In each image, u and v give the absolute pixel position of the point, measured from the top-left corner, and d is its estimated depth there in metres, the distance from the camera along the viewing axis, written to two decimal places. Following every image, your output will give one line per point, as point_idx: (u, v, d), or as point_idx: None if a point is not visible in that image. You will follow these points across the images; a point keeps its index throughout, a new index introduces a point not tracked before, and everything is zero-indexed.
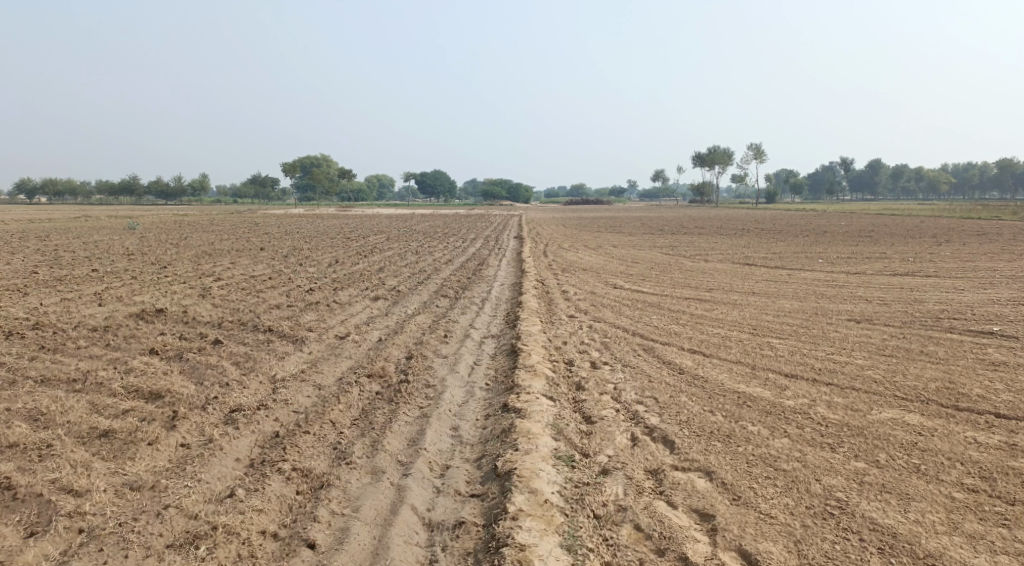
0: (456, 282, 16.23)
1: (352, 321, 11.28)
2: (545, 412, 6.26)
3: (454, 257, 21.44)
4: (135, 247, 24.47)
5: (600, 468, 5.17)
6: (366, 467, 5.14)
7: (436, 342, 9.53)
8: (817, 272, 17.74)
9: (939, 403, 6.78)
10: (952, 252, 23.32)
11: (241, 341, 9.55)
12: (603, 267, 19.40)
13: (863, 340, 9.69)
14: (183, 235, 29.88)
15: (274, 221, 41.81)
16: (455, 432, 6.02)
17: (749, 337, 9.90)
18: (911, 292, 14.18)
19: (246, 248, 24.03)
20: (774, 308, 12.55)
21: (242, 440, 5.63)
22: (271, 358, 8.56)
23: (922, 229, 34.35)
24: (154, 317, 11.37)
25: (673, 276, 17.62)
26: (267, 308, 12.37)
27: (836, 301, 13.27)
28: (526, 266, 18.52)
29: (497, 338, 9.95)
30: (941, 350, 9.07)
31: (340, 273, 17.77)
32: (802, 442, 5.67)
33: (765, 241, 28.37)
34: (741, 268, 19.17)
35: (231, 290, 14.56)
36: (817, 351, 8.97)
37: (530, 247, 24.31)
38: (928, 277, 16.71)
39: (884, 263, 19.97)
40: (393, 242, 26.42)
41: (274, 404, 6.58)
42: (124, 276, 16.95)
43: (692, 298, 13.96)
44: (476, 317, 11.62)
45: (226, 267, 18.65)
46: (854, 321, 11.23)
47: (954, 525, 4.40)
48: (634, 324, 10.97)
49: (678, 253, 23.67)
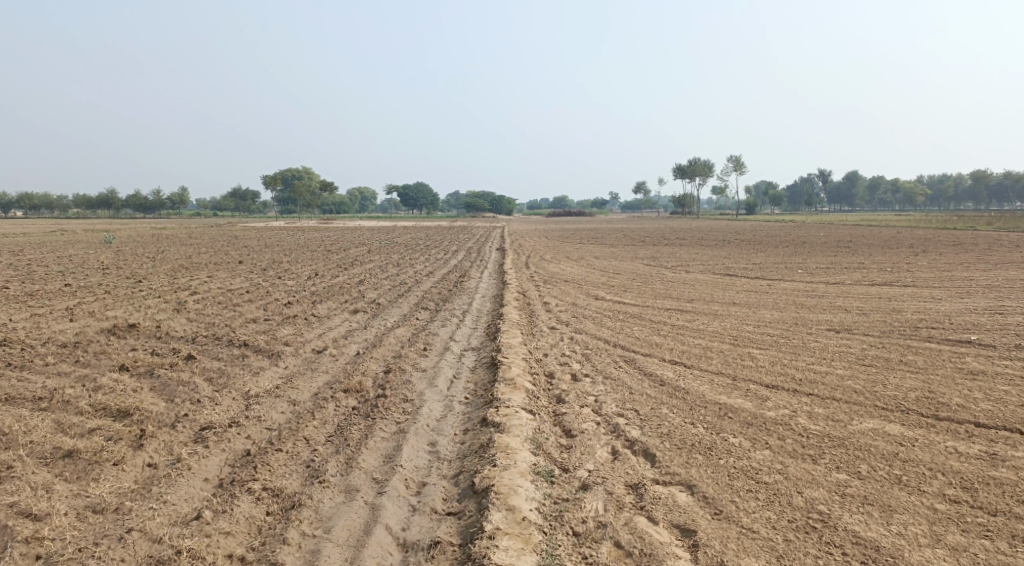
0: (436, 294, 16.11)
1: (330, 335, 11.13)
2: (524, 426, 6.16)
3: (436, 269, 21.32)
4: (111, 262, 24.14)
5: (580, 483, 5.07)
6: (339, 485, 5.01)
7: (414, 355, 9.41)
8: (797, 283, 17.80)
9: (920, 413, 6.76)
10: (930, 262, 23.53)
11: (215, 357, 9.37)
12: (585, 279, 19.36)
13: (843, 349, 9.69)
14: (161, 249, 29.55)
15: (255, 234, 41.41)
16: (433, 448, 5.90)
17: (730, 348, 9.87)
18: (890, 302, 14.25)
19: (224, 261, 23.77)
20: (754, 319, 12.55)
21: (212, 460, 5.48)
22: (245, 374, 8.40)
23: (900, 240, 34.71)
24: (127, 333, 11.15)
25: (654, 287, 17.61)
26: (243, 322, 12.19)
27: (816, 311, 13.30)
28: (507, 278, 18.45)
29: (477, 351, 9.84)
30: (921, 360, 9.09)
31: (319, 286, 17.59)
32: (784, 453, 5.61)
33: (745, 251, 28.52)
34: (722, 279, 19.21)
35: (208, 304, 14.35)
36: (798, 361, 8.95)
37: (511, 258, 24.23)
38: (906, 287, 16.82)
39: (863, 273, 20.11)
40: (374, 255, 26.24)
41: (247, 421, 6.44)
42: (99, 291, 16.66)
43: (673, 309, 13.94)
44: (456, 330, 11.50)
45: (203, 281, 18.42)
46: (834, 331, 11.24)
47: (937, 538, 4.33)
48: (615, 335, 10.91)
49: (660, 264, 23.70)
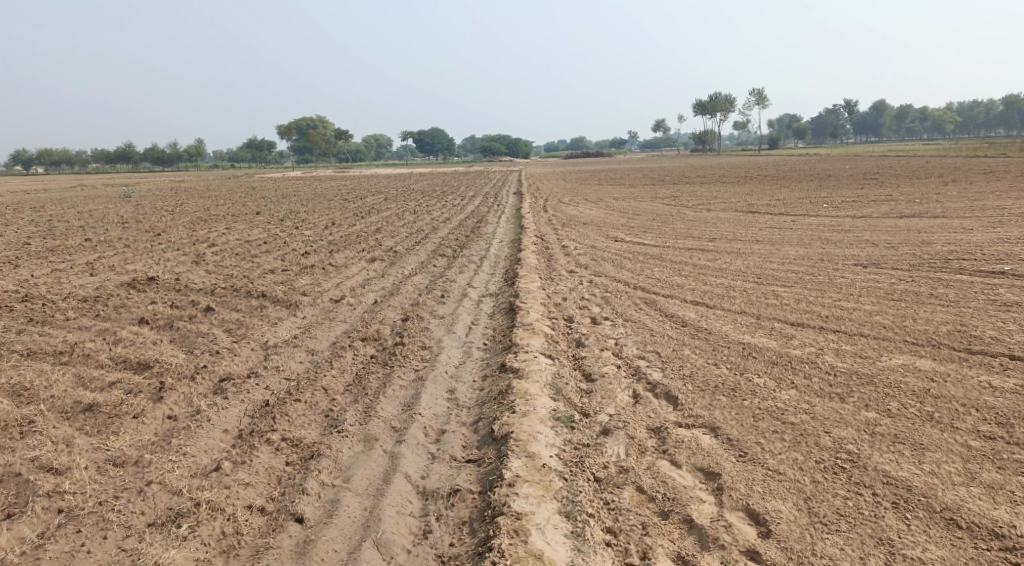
0: (454, 240, 15.95)
1: (348, 283, 11.08)
2: (544, 371, 6.06)
3: (453, 215, 21.11)
4: (130, 216, 24.20)
5: (601, 428, 4.98)
6: (357, 435, 4.96)
7: (432, 302, 9.32)
8: (822, 218, 17.36)
9: (951, 347, 6.57)
10: (960, 192, 22.80)
11: (233, 308, 9.35)
12: (604, 220, 19.07)
13: (870, 284, 9.44)
14: (179, 202, 29.58)
15: (272, 184, 41.28)
16: (451, 395, 5.85)
17: (754, 287, 9.65)
18: (919, 234, 13.84)
19: (242, 213, 23.72)
20: (778, 256, 12.26)
21: (231, 411, 5.46)
22: (264, 324, 8.38)
23: (929, 170, 33.68)
24: (146, 286, 11.17)
25: (675, 227, 17.29)
26: (261, 273, 12.16)
27: (842, 246, 12.96)
28: (525, 222, 18.20)
29: (495, 296, 9.73)
30: (951, 292, 8.83)
31: (336, 235, 17.50)
32: (810, 392, 5.47)
33: (768, 187, 27.94)
34: (745, 216, 18.82)
35: (226, 256, 14.33)
36: (824, 298, 8.73)
37: (529, 202, 23.93)
38: (936, 218, 16.35)
39: (890, 205, 19.56)
40: (391, 202, 26.04)
41: (265, 372, 6.41)
42: (118, 245, 16.69)
43: (694, 249, 13.67)
44: (474, 276, 11.37)
45: (220, 233, 18.39)
46: (861, 265, 10.95)
47: (972, 476, 4.20)
48: (636, 277, 10.73)
49: (680, 203, 23.28)
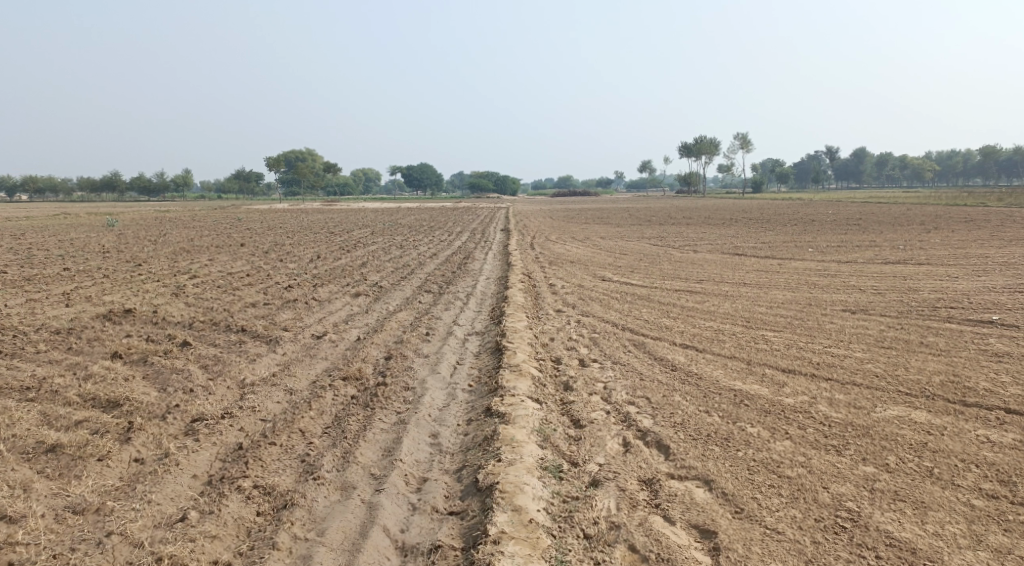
0: (441, 276, 15.77)
1: (330, 319, 10.84)
2: (531, 416, 5.85)
3: (440, 251, 20.97)
4: (111, 245, 23.90)
5: (590, 479, 4.78)
6: (334, 483, 4.72)
7: (417, 341, 9.11)
8: (808, 262, 17.40)
9: (946, 399, 6.43)
10: (943, 239, 23.02)
11: (211, 343, 9.09)
12: (591, 260, 19.00)
13: (860, 331, 9.34)
14: (163, 232, 29.30)
15: (258, 216, 41.08)
16: (435, 440, 5.61)
17: (743, 331, 9.53)
18: (905, 281, 13.85)
19: (226, 245, 23.48)
20: (766, 300, 12.19)
21: (202, 455, 5.20)
22: (242, 361, 8.13)
23: (910, 217, 34.15)
24: (122, 319, 10.87)
25: (662, 267, 17.24)
26: (242, 306, 11.90)
27: (829, 291, 12.93)
28: (512, 260, 18.10)
29: (481, 336, 9.52)
30: (942, 341, 8.74)
31: (321, 269, 17.28)
32: (806, 444, 5.30)
33: (754, 230, 28.10)
34: (731, 258, 18.83)
35: (207, 288, 14.06)
36: (814, 344, 8.61)
37: (517, 240, 23.87)
38: (921, 265, 16.41)
39: (875, 251, 19.66)
40: (377, 237, 25.90)
41: (241, 412, 6.15)
42: (97, 275, 16.37)
43: (681, 290, 13.59)
44: (460, 314, 11.18)
45: (203, 265, 18.14)
46: (850, 311, 10.88)
47: (977, 538, 4.03)
48: (623, 318, 10.57)
49: (666, 244, 23.31)
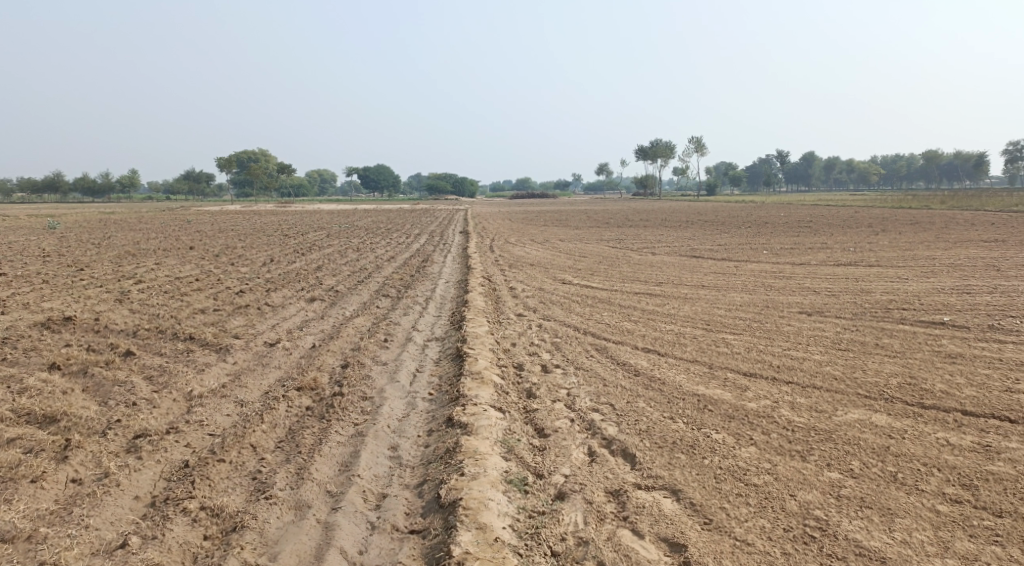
0: (398, 280, 15.50)
1: (284, 325, 10.52)
2: (493, 426, 5.70)
3: (397, 254, 20.67)
4: (53, 249, 22.99)
5: (555, 492, 4.64)
6: (287, 502, 4.50)
7: (375, 348, 8.87)
8: (763, 264, 17.62)
9: (905, 401, 6.48)
10: (891, 241, 23.60)
11: (157, 353, 8.71)
12: (550, 262, 18.93)
13: (817, 333, 9.42)
14: (108, 235, 28.34)
15: (210, 218, 40.06)
16: (394, 453, 5.42)
17: (703, 334, 9.53)
18: (858, 283, 14.09)
19: (175, 248, 22.79)
20: (724, 302, 12.25)
21: (145, 476, 4.92)
22: (190, 371, 7.79)
23: (859, 219, 35.02)
24: (62, 327, 10.38)
25: (621, 270, 17.26)
26: (191, 313, 11.48)
27: (785, 293, 13.08)
28: (471, 262, 17.92)
29: (441, 341, 9.33)
30: (897, 343, 8.86)
31: (274, 273, 16.84)
32: (771, 450, 5.25)
33: (710, 233, 28.46)
34: (689, 260, 18.97)
35: (154, 294, 13.56)
36: (774, 347, 8.64)
37: (475, 242, 23.70)
38: (872, 267, 16.76)
39: (827, 253, 20.03)
40: (333, 239, 25.44)
41: (188, 427, 5.86)
42: (36, 281, 15.67)
43: (641, 293, 13.59)
44: (419, 318, 10.96)
45: (150, 269, 17.53)
46: (806, 313, 11.00)
47: (945, 545, 4.02)
48: (584, 322, 10.49)
49: (624, 246, 23.42)
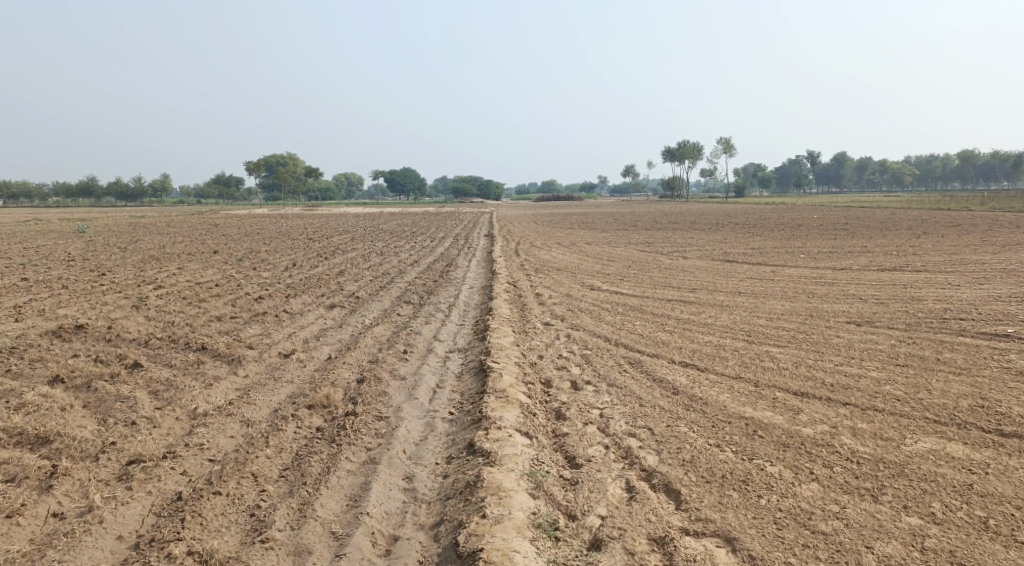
0: (421, 285, 15.00)
1: (300, 334, 10.06)
2: (519, 456, 5.12)
3: (422, 257, 20.22)
4: (78, 253, 22.92)
5: (589, 538, 4.16)
6: (287, 548, 4.08)
7: (393, 360, 8.33)
8: (801, 269, 16.83)
9: (981, 428, 5.78)
10: (934, 245, 22.56)
11: (166, 365, 8.27)
12: (578, 267, 18.31)
13: (871, 347, 8.70)
14: (134, 239, 28.38)
15: (237, 221, 40.19)
16: (408, 484, 4.87)
17: (745, 346, 8.85)
18: (907, 290, 13.28)
19: (198, 252, 22.61)
20: (764, 311, 11.52)
21: (134, 511, 4.46)
22: (197, 386, 7.33)
23: (896, 221, 33.88)
24: (73, 336, 10.02)
25: (652, 275, 16.58)
26: (205, 321, 11.07)
27: (828, 301, 12.31)
28: (497, 267, 17.39)
29: (464, 354, 8.76)
30: (960, 358, 8.11)
31: (295, 278, 16.45)
32: (837, 489, 4.63)
33: (743, 236, 27.60)
34: (723, 265, 18.24)
35: (172, 300, 13.22)
36: (825, 362, 7.93)
37: (501, 246, 23.20)
38: (919, 272, 15.88)
39: (869, 257, 19.14)
40: (357, 243, 25.07)
41: (186, 451, 5.39)
42: (57, 286, 15.45)
43: (674, 300, 12.92)
44: (441, 328, 10.40)
45: (170, 274, 17.26)
46: (855, 323, 10.26)
47: None
48: (616, 332, 9.85)
49: (655, 249, 22.71)
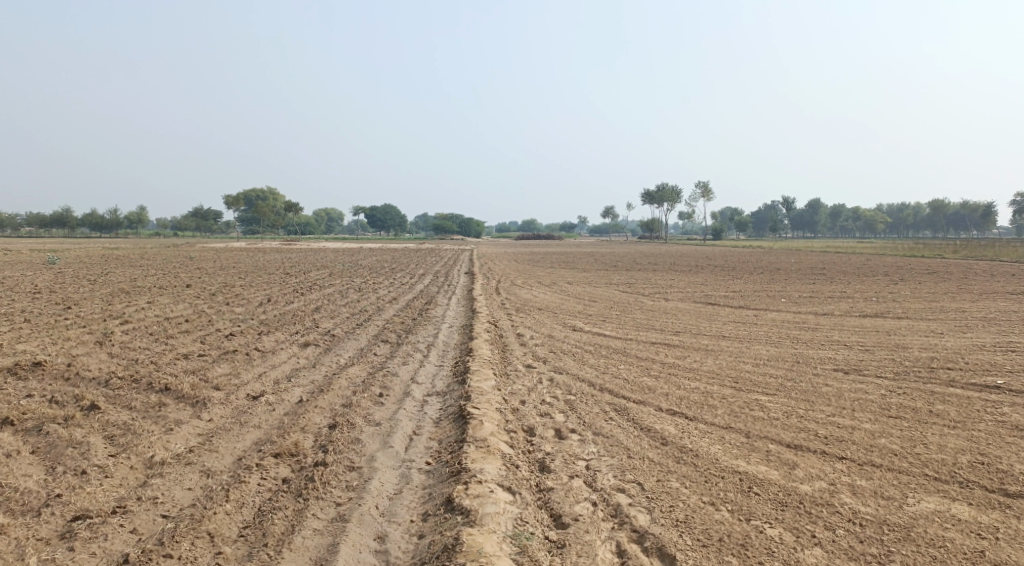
0: (399, 323, 14.62)
1: (271, 375, 9.62)
2: (501, 515, 4.85)
3: (401, 295, 19.84)
4: (45, 285, 22.23)
5: None
6: None
7: (368, 404, 7.93)
8: (784, 313, 16.69)
9: (984, 487, 5.52)
10: (914, 292, 22.62)
11: (125, 407, 7.80)
12: (559, 307, 18.04)
13: (862, 396, 8.45)
14: (106, 271, 27.68)
15: (213, 254, 39.62)
16: (380, 546, 4.56)
17: (733, 393, 8.57)
18: (891, 337, 13.14)
19: (171, 285, 22.04)
20: (749, 356, 11.28)
21: None
22: (157, 431, 6.88)
23: (873, 267, 34.16)
24: (30, 373, 9.51)
25: (634, 317, 16.35)
26: (172, 359, 10.59)
27: (814, 347, 12.11)
28: (477, 306, 17.07)
29: (442, 397, 8.38)
30: (954, 410, 7.89)
31: (269, 314, 15.99)
32: (842, 556, 4.40)
33: (724, 279, 27.57)
34: (705, 308, 18.07)
35: (138, 336, 12.71)
36: (817, 412, 7.66)
37: (481, 284, 22.92)
38: (901, 319, 15.79)
39: (851, 303, 19.07)
40: (334, 279, 24.64)
41: (138, 507, 4.97)
42: (18, 320, 14.85)
43: (658, 343, 12.66)
44: (419, 369, 10.01)
45: (140, 308, 16.71)
46: (843, 371, 10.04)
47: None
48: (600, 377, 9.53)
49: (636, 291, 22.56)
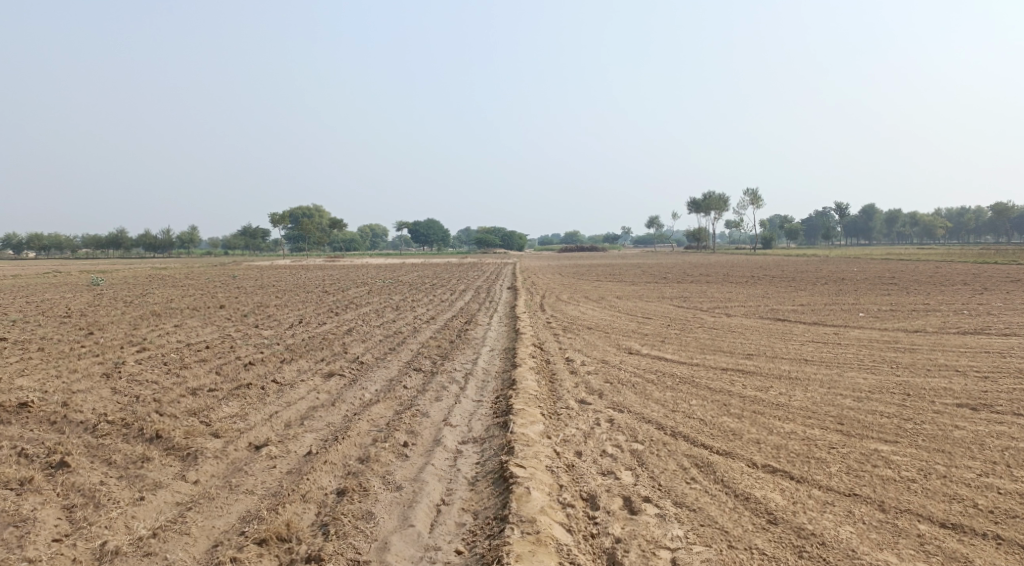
0: (435, 347, 13.15)
1: (282, 415, 8.24)
2: None
3: (440, 314, 18.42)
4: (78, 308, 21.43)
5: None
6: None
7: (389, 458, 6.45)
8: (868, 331, 14.70)
9: None
10: (1004, 303, 20.34)
11: (101, 464, 6.49)
12: (612, 326, 16.36)
13: (1012, 445, 6.64)
14: (146, 292, 27.00)
15: (255, 273, 39.05)
16: None
17: (843, 441, 6.81)
18: (1011, 360, 11.11)
19: (203, 307, 21.00)
20: (846, 387, 9.46)
21: None
22: (127, 499, 5.53)
23: (948, 275, 31.45)
24: (13, 416, 8.30)
25: (697, 337, 14.57)
26: (177, 396, 9.29)
27: (920, 374, 10.19)
28: (521, 326, 15.52)
29: (480, 447, 6.86)
30: None
31: (297, 338, 14.70)
32: None
33: (788, 290, 25.48)
34: (775, 325, 16.19)
35: (151, 367, 11.50)
36: (964, 472, 5.90)
37: (526, 300, 21.44)
38: (1007, 337, 13.69)
39: (940, 317, 16.93)
40: (373, 296, 23.41)
41: None
42: (32, 349, 13.80)
43: (731, 370, 10.90)
44: (454, 407, 8.50)
45: (164, 333, 15.58)
46: (970, 407, 8.19)
47: None
48: (672, 416, 7.87)
49: (694, 306, 20.66)
